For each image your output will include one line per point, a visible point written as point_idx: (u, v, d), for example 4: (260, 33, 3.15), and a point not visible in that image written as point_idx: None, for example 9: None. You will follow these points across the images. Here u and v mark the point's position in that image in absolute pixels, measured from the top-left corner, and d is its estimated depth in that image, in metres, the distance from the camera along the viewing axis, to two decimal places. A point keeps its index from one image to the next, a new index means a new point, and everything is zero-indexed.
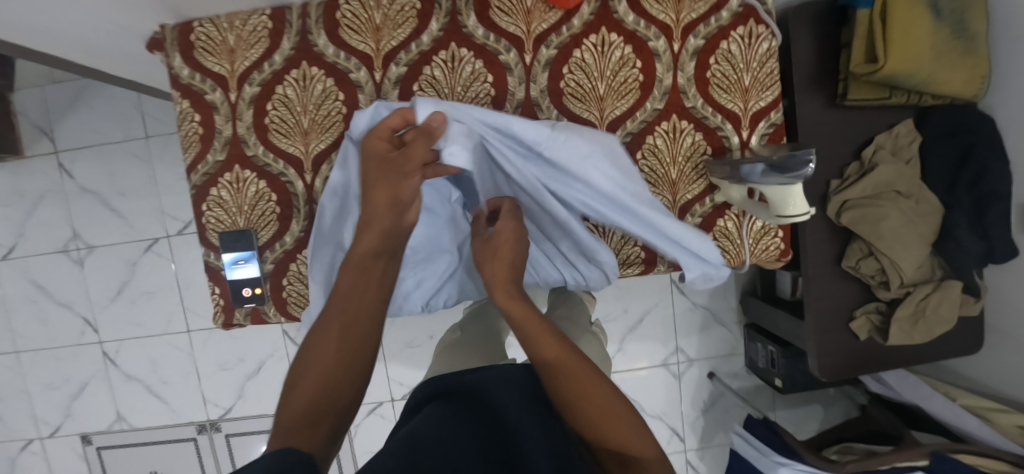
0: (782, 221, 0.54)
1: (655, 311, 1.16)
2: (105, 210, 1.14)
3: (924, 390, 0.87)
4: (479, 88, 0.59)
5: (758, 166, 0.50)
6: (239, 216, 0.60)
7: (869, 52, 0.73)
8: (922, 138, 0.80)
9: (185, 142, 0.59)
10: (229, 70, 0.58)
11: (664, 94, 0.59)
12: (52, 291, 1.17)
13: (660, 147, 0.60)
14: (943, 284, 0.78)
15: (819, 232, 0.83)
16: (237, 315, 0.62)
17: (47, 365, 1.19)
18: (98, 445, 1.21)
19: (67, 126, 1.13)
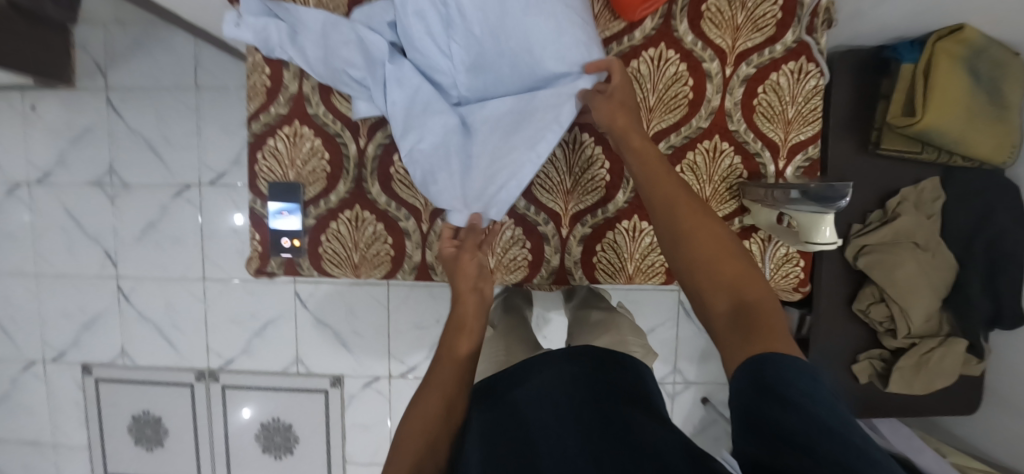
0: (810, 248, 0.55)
1: (660, 329, 1.17)
2: (146, 151, 1.17)
3: (916, 442, 0.88)
4: None
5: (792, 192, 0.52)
6: (290, 169, 0.63)
7: (906, 105, 0.76)
8: (945, 197, 0.82)
9: (251, 93, 0.62)
10: None
11: (710, 114, 0.62)
12: (81, 221, 1.20)
13: (698, 164, 0.63)
14: (949, 340, 0.80)
15: (835, 273, 0.85)
16: (271, 263, 0.65)
17: (65, 292, 1.21)
18: (98, 377, 1.22)
19: (124, 66, 1.17)
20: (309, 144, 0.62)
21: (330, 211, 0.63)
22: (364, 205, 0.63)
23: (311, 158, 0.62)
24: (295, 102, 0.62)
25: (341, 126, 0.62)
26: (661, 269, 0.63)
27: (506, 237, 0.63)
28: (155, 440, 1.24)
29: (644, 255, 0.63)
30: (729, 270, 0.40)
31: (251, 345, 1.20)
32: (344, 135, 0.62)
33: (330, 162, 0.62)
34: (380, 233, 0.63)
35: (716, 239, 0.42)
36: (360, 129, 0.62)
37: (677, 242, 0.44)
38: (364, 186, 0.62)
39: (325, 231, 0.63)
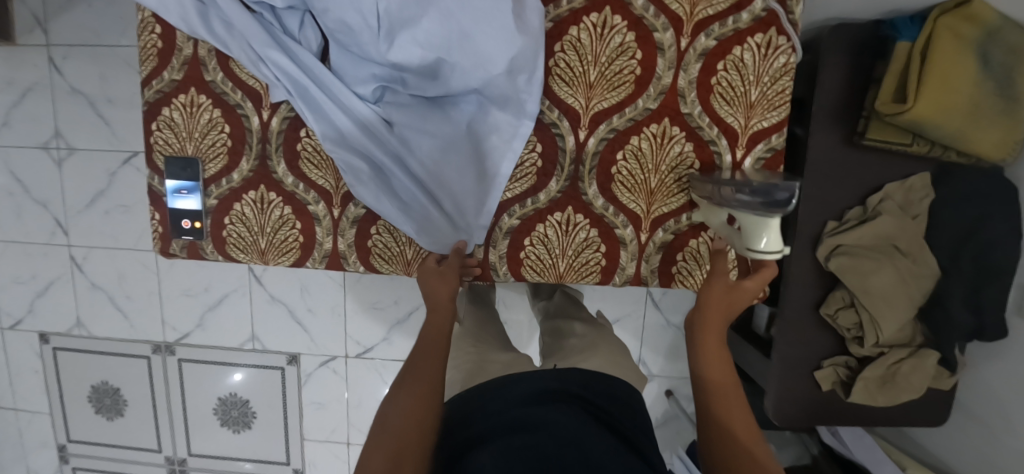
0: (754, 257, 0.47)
1: (626, 320, 1.13)
2: (91, 114, 1.11)
3: (877, 454, 0.85)
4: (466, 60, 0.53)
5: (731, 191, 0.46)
6: (188, 143, 0.57)
7: (900, 91, 0.68)
8: (935, 195, 0.75)
9: (142, 55, 0.55)
10: None
11: (660, 94, 0.53)
12: (28, 186, 1.15)
13: (644, 151, 0.54)
14: (921, 352, 0.75)
15: (804, 273, 0.79)
16: (174, 246, 0.60)
17: (17, 259, 1.18)
18: (55, 346, 1.21)
19: (61, 20, 1.08)
20: (207, 115, 0.56)
21: (233, 192, 0.57)
22: (269, 186, 0.57)
23: (210, 131, 0.56)
24: (190, 67, 0.55)
25: (241, 95, 0.55)
26: (596, 267, 0.57)
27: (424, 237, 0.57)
28: (114, 410, 1.23)
29: (578, 252, 0.57)
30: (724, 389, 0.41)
31: (205, 320, 1.17)
32: (245, 107, 0.55)
33: (231, 136, 0.56)
34: (288, 217, 0.57)
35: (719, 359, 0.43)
36: (263, 100, 0.55)
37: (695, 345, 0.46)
38: (268, 164, 0.56)
39: (229, 213, 0.58)
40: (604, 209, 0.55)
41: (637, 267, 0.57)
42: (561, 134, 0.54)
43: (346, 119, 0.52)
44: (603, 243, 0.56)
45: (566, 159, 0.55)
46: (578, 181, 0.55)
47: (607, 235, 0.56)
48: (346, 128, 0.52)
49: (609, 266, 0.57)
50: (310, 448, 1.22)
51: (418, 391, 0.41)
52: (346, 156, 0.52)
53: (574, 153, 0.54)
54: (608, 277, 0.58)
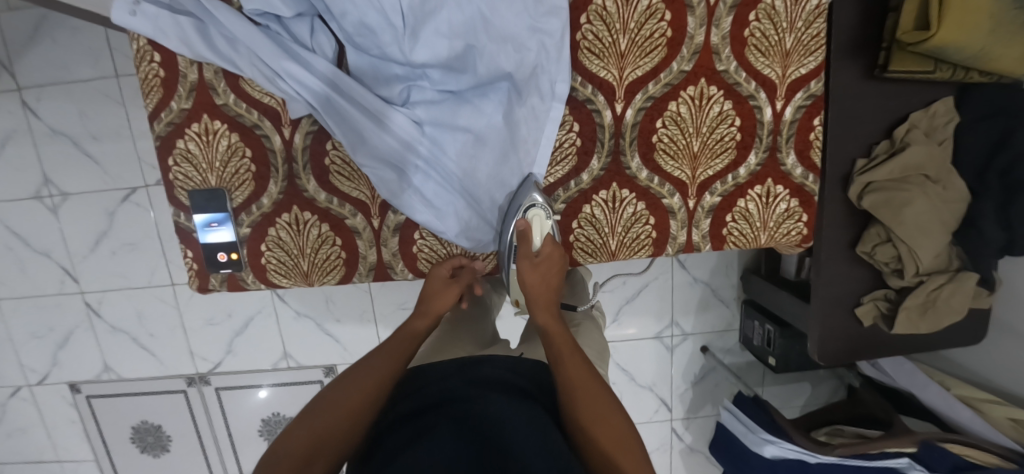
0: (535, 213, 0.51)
1: (655, 284, 1.14)
2: (80, 155, 1.06)
3: (919, 378, 0.87)
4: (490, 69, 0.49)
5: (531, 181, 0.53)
6: (210, 174, 0.54)
7: (921, 17, 0.65)
8: (959, 119, 0.75)
9: (145, 87, 0.52)
10: None
11: (694, 54, 0.51)
12: (28, 238, 1.11)
13: (683, 116, 0.53)
14: (959, 276, 0.76)
15: (837, 213, 0.79)
16: (212, 281, 0.58)
17: (31, 314, 1.15)
18: (87, 394, 1.20)
19: (27, 59, 1.02)
20: (225, 141, 0.53)
21: (265, 217, 0.55)
22: (302, 206, 0.55)
23: (230, 158, 0.53)
24: (199, 93, 0.52)
25: (258, 115, 0.52)
26: (648, 241, 0.56)
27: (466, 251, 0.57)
28: (159, 446, 1.23)
29: (627, 228, 0.56)
30: (593, 403, 0.40)
31: (235, 346, 1.16)
32: (264, 126, 0.52)
33: (254, 159, 0.53)
34: (327, 235, 0.56)
35: (592, 384, 0.41)
36: (282, 117, 0.52)
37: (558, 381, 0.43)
38: (298, 183, 0.54)
39: (264, 240, 0.56)
40: (649, 180, 0.54)
41: (688, 234, 0.56)
42: (597, 109, 0.52)
43: (373, 125, 0.48)
44: (652, 215, 0.55)
45: (605, 134, 0.53)
46: (620, 155, 0.53)
47: (655, 206, 0.55)
48: (371, 135, 0.49)
49: (661, 238, 0.56)
50: None
51: (364, 381, 0.43)
52: (377, 167, 0.50)
53: (613, 127, 0.53)
54: (660, 249, 0.57)
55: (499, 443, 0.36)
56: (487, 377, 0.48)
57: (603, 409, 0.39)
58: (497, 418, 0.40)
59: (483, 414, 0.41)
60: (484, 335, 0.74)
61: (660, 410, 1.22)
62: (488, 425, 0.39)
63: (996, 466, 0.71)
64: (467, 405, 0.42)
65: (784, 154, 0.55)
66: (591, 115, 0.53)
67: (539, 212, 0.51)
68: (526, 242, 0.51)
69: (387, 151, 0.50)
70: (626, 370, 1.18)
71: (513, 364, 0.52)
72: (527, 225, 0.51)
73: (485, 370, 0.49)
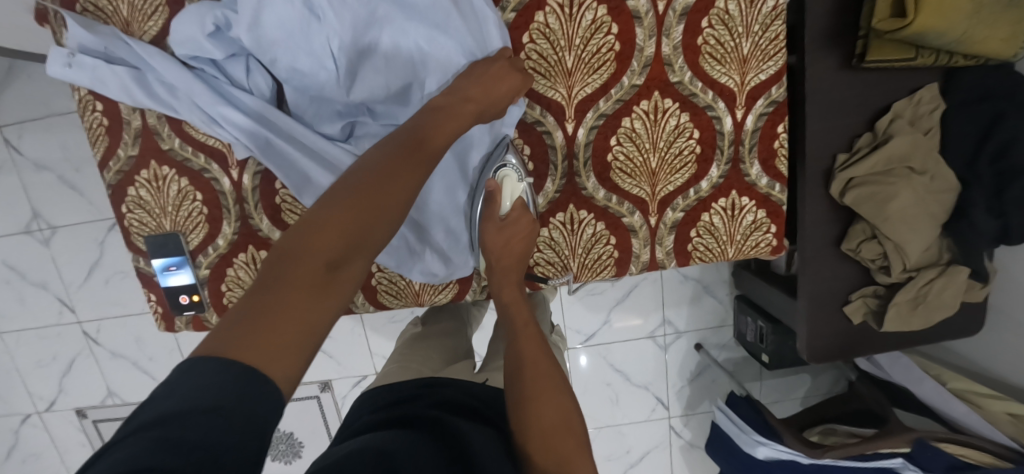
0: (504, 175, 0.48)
1: (644, 284, 1.12)
2: (65, 188, 1.07)
3: (915, 372, 0.84)
4: None
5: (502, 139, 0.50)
6: (164, 218, 0.54)
7: (897, 3, 0.62)
8: (945, 105, 0.72)
9: (91, 136, 0.51)
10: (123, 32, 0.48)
11: (645, 67, 0.49)
12: (24, 272, 1.13)
13: (638, 132, 0.51)
14: (951, 269, 0.73)
15: (819, 210, 0.76)
16: (178, 323, 0.58)
17: (34, 344, 1.18)
18: (95, 418, 1.23)
19: (4, 97, 1.03)
20: (175, 186, 0.52)
21: (223, 258, 0.55)
22: (258, 245, 0.54)
23: (182, 202, 0.53)
24: (144, 139, 0.51)
25: (205, 158, 0.51)
26: (610, 261, 0.54)
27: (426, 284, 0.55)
28: None
29: (588, 249, 0.54)
30: (547, 410, 0.38)
31: None
32: (212, 169, 0.52)
33: (205, 202, 0.53)
34: None
35: (548, 390, 0.40)
36: (229, 158, 0.51)
37: (514, 379, 0.41)
38: (251, 223, 0.53)
39: (224, 280, 0.56)
40: (607, 200, 0.52)
41: (652, 251, 0.54)
42: (548, 131, 0.51)
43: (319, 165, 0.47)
44: (612, 235, 0.54)
45: (557, 156, 0.51)
46: (575, 177, 0.52)
47: (615, 225, 0.53)
48: (317, 175, 0.47)
49: (623, 257, 0.54)
50: None
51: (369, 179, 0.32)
52: None
53: (566, 148, 0.51)
54: (624, 268, 0.55)
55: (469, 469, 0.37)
56: (457, 402, 0.49)
57: (557, 419, 0.38)
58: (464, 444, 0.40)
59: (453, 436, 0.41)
60: (455, 351, 0.75)
61: (657, 409, 1.21)
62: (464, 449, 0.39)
63: (992, 463, 0.69)
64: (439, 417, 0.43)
65: (748, 164, 0.52)
66: (542, 138, 0.51)
67: (509, 175, 0.48)
68: (494, 203, 0.47)
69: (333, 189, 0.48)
70: (620, 371, 1.17)
71: (481, 389, 0.53)
72: (495, 188, 0.47)
73: (454, 392, 0.50)
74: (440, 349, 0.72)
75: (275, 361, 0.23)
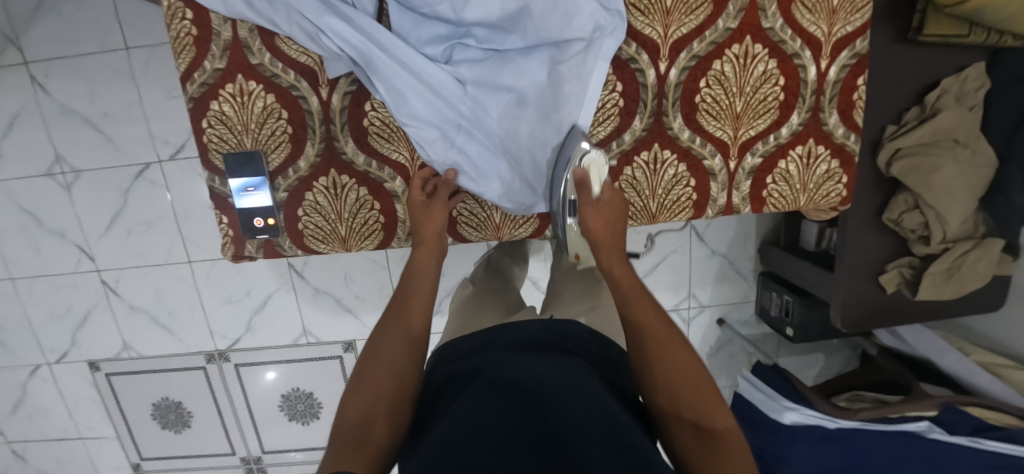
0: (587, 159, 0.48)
1: (672, 257, 1.14)
2: (90, 131, 1.04)
3: (939, 344, 0.87)
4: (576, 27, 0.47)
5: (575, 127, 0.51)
6: (246, 136, 0.53)
7: None
8: (990, 84, 0.74)
9: (176, 46, 0.50)
10: None
11: (740, 11, 0.50)
12: (43, 218, 1.10)
13: (727, 75, 0.52)
14: (985, 242, 0.75)
15: (864, 181, 0.79)
16: (249, 247, 0.57)
17: (47, 294, 1.15)
18: (107, 372, 1.20)
19: (33, 33, 0.99)
20: (261, 102, 0.52)
21: (303, 181, 0.54)
22: (341, 169, 0.54)
23: (267, 120, 0.52)
24: (232, 52, 0.50)
25: (294, 75, 0.51)
26: (688, 203, 0.56)
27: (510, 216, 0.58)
28: (181, 423, 1.24)
29: (668, 190, 0.55)
30: (670, 366, 0.38)
31: (254, 323, 1.17)
32: (301, 87, 0.51)
33: (291, 121, 0.52)
34: (365, 199, 0.55)
35: (665, 336, 0.39)
36: (319, 77, 0.51)
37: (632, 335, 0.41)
38: (335, 145, 0.53)
39: (302, 204, 0.55)
40: (691, 141, 0.54)
41: (728, 196, 0.56)
42: (641, 69, 0.51)
43: (426, 86, 0.48)
44: (693, 177, 0.55)
45: (648, 95, 0.52)
46: (662, 116, 0.53)
47: (696, 168, 0.55)
48: (413, 93, 0.48)
49: (701, 200, 0.56)
50: None
51: (387, 358, 0.41)
52: (423, 124, 0.49)
53: (656, 87, 0.52)
54: (700, 210, 0.57)
55: (545, 404, 0.35)
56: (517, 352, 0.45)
57: (689, 377, 0.37)
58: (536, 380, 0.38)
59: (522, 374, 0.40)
60: (502, 298, 0.76)
61: None
62: (531, 385, 0.38)
63: (1013, 425, 0.73)
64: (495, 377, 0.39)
65: (827, 114, 0.54)
66: (634, 78, 0.52)
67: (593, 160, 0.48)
68: (586, 188, 0.47)
69: (431, 110, 0.49)
70: None
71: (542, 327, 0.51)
72: (585, 173, 0.47)
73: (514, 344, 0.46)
74: (497, 303, 0.73)
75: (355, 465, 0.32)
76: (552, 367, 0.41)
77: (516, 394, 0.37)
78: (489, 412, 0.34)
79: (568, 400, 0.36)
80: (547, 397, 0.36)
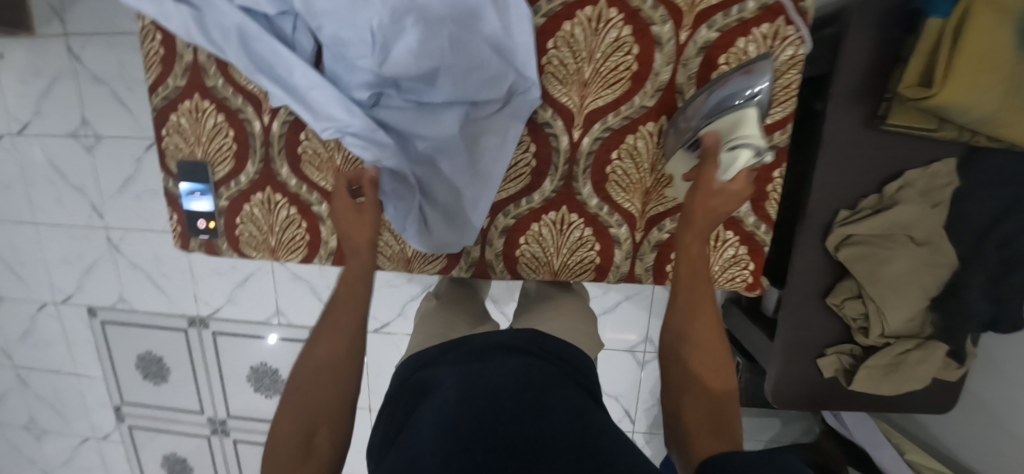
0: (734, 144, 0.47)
1: (634, 299, 1.14)
2: (113, 102, 1.15)
3: (879, 437, 0.84)
4: (491, 91, 0.50)
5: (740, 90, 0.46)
6: (197, 147, 0.59)
7: (927, 72, 0.63)
8: (959, 183, 0.71)
9: (148, 62, 0.57)
10: None
11: (658, 91, 0.52)
12: (66, 173, 1.22)
13: (640, 150, 0.54)
14: (929, 344, 0.74)
15: (812, 261, 0.77)
16: (192, 243, 0.63)
17: (62, 241, 1.27)
18: (103, 319, 1.32)
19: (76, 10, 1.10)
20: (212, 120, 0.57)
21: (242, 193, 0.60)
22: (275, 188, 0.59)
23: (216, 136, 0.58)
24: (192, 73, 0.56)
25: (242, 100, 0.56)
26: (591, 265, 0.58)
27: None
28: (160, 376, 1.35)
29: (573, 250, 0.58)
30: (705, 352, 0.45)
31: (235, 296, 1.26)
32: (247, 111, 0.57)
33: (236, 140, 0.58)
34: (294, 217, 0.60)
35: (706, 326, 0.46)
36: (263, 104, 0.56)
37: (680, 320, 0.47)
38: (272, 167, 0.58)
39: (239, 214, 0.61)
40: (599, 208, 0.56)
41: (631, 265, 0.58)
42: (555, 134, 0.54)
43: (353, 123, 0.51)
44: (597, 242, 0.57)
45: (560, 159, 0.55)
46: (572, 181, 0.55)
47: (602, 233, 0.57)
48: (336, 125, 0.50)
49: (604, 264, 0.58)
50: None
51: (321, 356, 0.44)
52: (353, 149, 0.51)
53: (568, 153, 0.54)
54: (603, 274, 0.59)
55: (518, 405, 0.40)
56: (493, 355, 0.49)
57: (713, 358, 0.45)
58: (504, 381, 0.43)
59: (489, 371, 0.45)
60: (467, 306, 0.77)
61: (623, 419, 1.25)
62: (494, 384, 0.42)
63: None
64: (467, 378, 0.44)
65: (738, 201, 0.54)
66: (549, 144, 0.55)
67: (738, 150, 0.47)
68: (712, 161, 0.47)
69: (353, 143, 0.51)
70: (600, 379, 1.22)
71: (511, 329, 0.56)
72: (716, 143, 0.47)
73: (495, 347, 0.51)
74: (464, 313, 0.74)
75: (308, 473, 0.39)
76: (518, 368, 0.45)
77: (488, 394, 0.41)
78: (469, 413, 0.38)
79: (548, 412, 0.39)
80: (527, 398, 0.41)
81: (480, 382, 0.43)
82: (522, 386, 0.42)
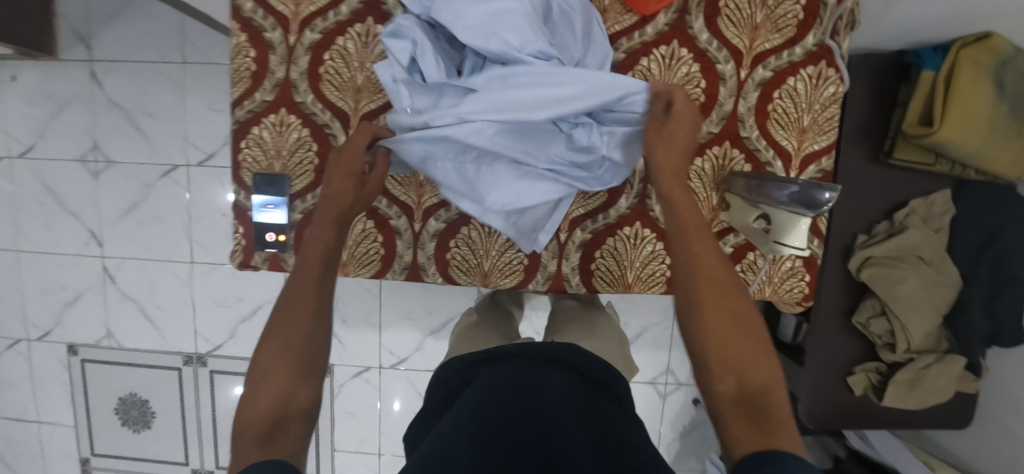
0: (779, 248, 0.54)
1: (654, 329, 1.17)
2: (130, 127, 1.12)
3: (906, 455, 0.89)
4: None
5: (783, 187, 0.51)
6: (276, 160, 0.59)
7: (924, 114, 0.74)
8: (955, 211, 0.81)
9: (235, 77, 0.58)
10: (292, 10, 0.56)
11: (722, 119, 0.59)
12: (64, 198, 1.16)
13: (707, 171, 0.59)
14: (948, 358, 0.80)
15: (834, 282, 0.84)
16: (256, 258, 0.62)
17: (47, 270, 1.18)
18: (83, 358, 1.20)
19: (105, 36, 1.10)
20: (296, 134, 0.59)
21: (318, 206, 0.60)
22: None
23: (298, 149, 0.59)
24: (281, 89, 0.58)
25: (330, 116, 0.58)
26: (661, 278, 0.61)
27: (501, 240, 0.60)
28: (142, 422, 1.22)
29: (645, 264, 0.61)
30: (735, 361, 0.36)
31: (239, 330, 1.18)
32: (334, 126, 0.58)
33: (319, 154, 0.59)
34: (370, 231, 0.60)
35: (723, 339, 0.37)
36: (351, 121, 0.58)
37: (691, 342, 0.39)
38: None
39: (312, 227, 0.61)
40: None
41: None
42: None
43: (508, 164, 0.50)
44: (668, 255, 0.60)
45: (635, 178, 0.59)
46: (646, 198, 0.59)
47: None
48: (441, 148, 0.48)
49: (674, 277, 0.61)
50: (340, 460, 1.22)
51: (281, 354, 0.40)
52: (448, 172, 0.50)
53: (643, 172, 0.59)
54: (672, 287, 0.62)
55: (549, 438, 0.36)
56: (527, 373, 0.42)
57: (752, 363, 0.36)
58: (553, 418, 0.38)
59: (537, 398, 0.40)
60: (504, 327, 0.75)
61: None
62: (534, 414, 0.38)
63: None
64: (484, 393, 0.40)
65: None
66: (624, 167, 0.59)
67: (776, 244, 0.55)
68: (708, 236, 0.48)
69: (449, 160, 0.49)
70: None
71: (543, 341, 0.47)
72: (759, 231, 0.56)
73: (531, 354, 0.45)
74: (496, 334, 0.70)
75: (280, 454, 0.34)
76: (563, 403, 0.39)
77: (514, 426, 0.37)
78: (465, 434, 0.35)
79: (574, 456, 0.34)
80: (549, 436, 0.36)
81: (485, 398, 0.39)
82: (559, 423, 0.37)
